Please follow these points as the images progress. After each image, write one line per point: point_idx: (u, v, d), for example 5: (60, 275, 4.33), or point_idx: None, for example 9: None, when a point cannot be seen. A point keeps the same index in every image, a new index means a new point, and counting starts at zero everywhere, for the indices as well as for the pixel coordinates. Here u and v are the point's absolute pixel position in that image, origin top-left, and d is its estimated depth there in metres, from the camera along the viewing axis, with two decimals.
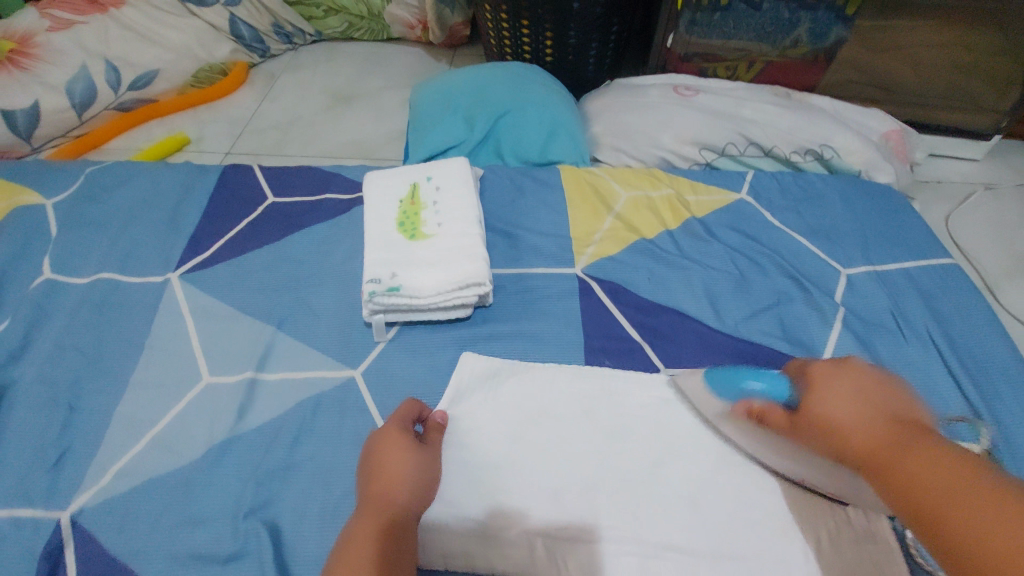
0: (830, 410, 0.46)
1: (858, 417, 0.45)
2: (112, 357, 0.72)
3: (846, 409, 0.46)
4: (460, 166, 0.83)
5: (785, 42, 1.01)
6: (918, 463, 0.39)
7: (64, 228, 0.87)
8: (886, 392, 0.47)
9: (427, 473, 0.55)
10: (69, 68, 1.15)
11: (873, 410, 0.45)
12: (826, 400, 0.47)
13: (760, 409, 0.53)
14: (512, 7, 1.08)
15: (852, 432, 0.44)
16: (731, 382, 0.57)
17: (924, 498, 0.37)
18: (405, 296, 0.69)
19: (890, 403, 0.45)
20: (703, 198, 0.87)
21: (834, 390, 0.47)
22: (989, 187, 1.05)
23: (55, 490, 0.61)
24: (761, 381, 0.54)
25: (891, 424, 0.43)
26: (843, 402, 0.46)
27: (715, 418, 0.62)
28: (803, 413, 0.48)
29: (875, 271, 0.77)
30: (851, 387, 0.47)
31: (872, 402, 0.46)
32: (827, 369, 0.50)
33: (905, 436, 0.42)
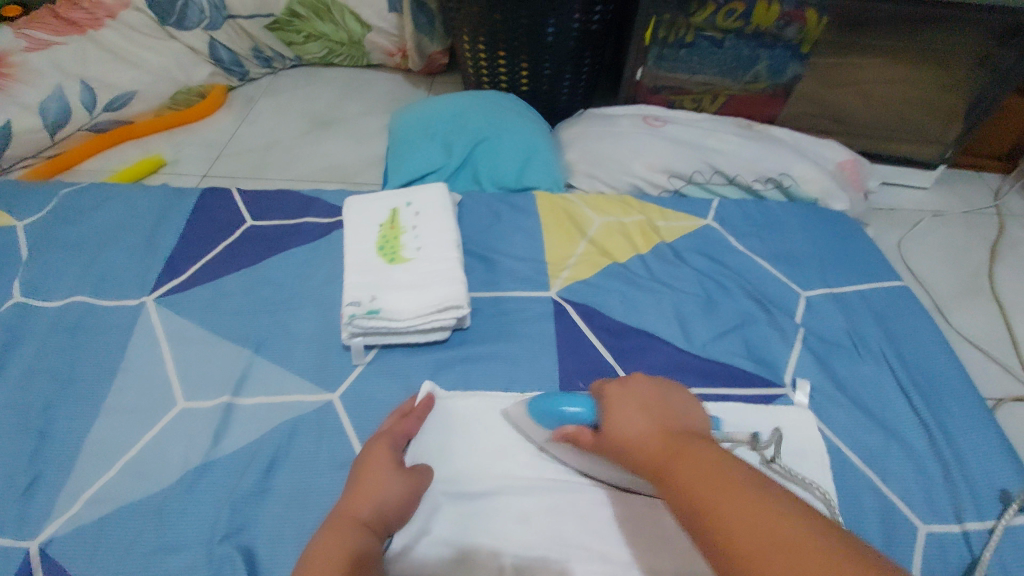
0: (619, 425, 0.47)
1: (644, 426, 0.45)
2: (86, 381, 0.71)
3: (631, 420, 0.46)
4: (438, 193, 0.86)
5: (746, 77, 1.08)
6: (693, 474, 0.39)
7: (35, 250, 0.86)
8: (666, 394, 0.49)
9: (405, 501, 0.55)
10: (44, 88, 1.15)
11: (658, 419, 0.46)
12: (617, 413, 0.48)
13: (573, 436, 0.53)
14: (489, 39, 1.12)
15: (636, 445, 0.44)
16: (542, 414, 0.58)
17: (698, 506, 0.37)
18: (383, 319, 0.71)
19: (670, 407, 0.47)
20: (672, 223, 0.90)
21: (622, 406, 0.48)
22: (936, 214, 1.12)
23: (22, 520, 0.60)
24: (572, 405, 0.54)
25: (668, 431, 0.44)
26: (632, 414, 0.47)
27: (544, 442, 0.63)
28: (603, 432, 0.49)
29: (832, 293, 0.81)
30: (636, 398, 0.48)
31: (653, 410, 0.46)
32: (617, 385, 0.51)
33: (681, 442, 0.42)
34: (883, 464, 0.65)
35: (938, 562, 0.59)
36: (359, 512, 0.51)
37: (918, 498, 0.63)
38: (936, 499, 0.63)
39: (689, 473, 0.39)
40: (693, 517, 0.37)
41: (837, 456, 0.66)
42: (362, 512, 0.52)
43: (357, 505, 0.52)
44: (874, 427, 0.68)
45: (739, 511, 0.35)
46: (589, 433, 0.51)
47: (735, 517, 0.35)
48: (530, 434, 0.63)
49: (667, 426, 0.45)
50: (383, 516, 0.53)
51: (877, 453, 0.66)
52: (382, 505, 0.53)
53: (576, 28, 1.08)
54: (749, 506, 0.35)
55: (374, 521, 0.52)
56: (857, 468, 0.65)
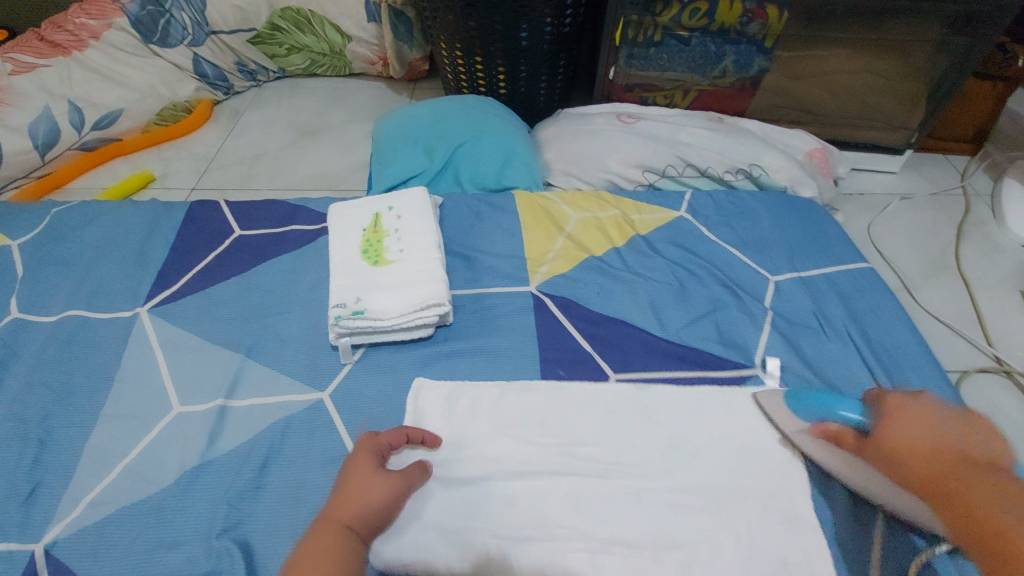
0: (896, 439, 0.53)
1: (928, 445, 0.51)
2: (84, 391, 0.74)
3: (920, 441, 0.51)
4: (418, 196, 0.89)
5: (715, 72, 1.11)
6: (984, 505, 0.45)
7: (29, 267, 0.88)
8: (961, 420, 0.52)
9: (390, 503, 0.57)
10: (31, 110, 1.17)
11: (940, 439, 0.51)
12: (893, 428, 0.54)
13: (836, 432, 0.60)
14: (465, 45, 1.16)
15: (916, 463, 0.51)
16: (802, 409, 0.64)
17: (990, 533, 0.43)
18: (368, 319, 0.74)
19: (966, 434, 0.51)
20: (646, 216, 0.94)
21: (904, 420, 0.54)
22: (905, 197, 1.16)
23: (26, 524, 0.63)
24: (840, 408, 0.60)
25: (963, 457, 0.49)
26: (911, 430, 0.53)
27: (793, 433, 0.66)
28: (872, 439, 0.55)
29: (799, 276, 0.85)
30: (925, 416, 0.53)
31: (939, 430, 0.51)
32: (906, 402, 0.55)
33: (966, 472, 0.48)
34: None
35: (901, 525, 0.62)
36: (344, 516, 0.54)
37: None
38: None
39: (981, 504, 0.45)
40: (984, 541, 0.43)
41: None
42: (348, 517, 0.54)
43: (344, 508, 0.54)
44: None
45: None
46: (854, 433, 0.58)
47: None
48: (784, 423, 0.67)
49: (961, 453, 0.49)
50: (369, 520, 0.55)
51: None
52: (367, 509, 0.55)
53: (548, 32, 1.11)
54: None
55: (359, 525, 0.54)
56: None
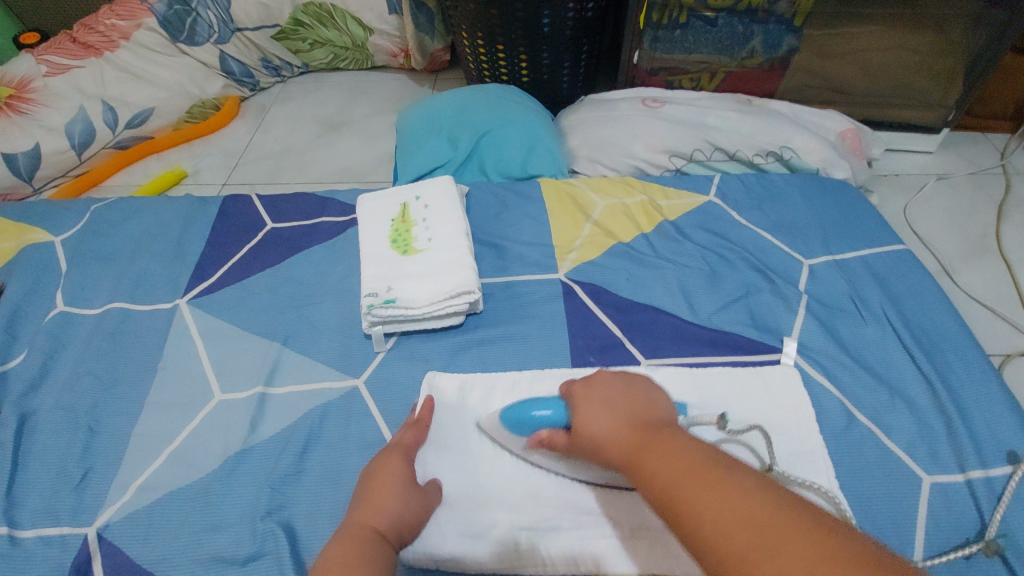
0: (589, 426, 0.51)
1: (612, 421, 0.50)
2: (130, 380, 0.76)
3: (603, 421, 0.50)
4: (446, 185, 0.89)
5: (742, 53, 1.09)
6: (664, 465, 0.42)
7: (73, 263, 0.91)
8: (635, 394, 0.53)
9: (416, 513, 0.57)
10: (68, 111, 1.21)
11: (624, 415, 0.50)
12: (584, 417, 0.52)
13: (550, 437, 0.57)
14: (487, 34, 1.15)
15: (611, 443, 0.48)
16: (518, 425, 0.62)
17: (670, 497, 0.40)
18: (400, 307, 0.75)
19: (635, 404, 0.51)
20: (674, 201, 0.93)
21: (589, 405, 0.53)
22: (941, 177, 1.12)
23: (79, 508, 0.65)
24: (545, 410, 0.58)
25: (633, 422, 0.49)
26: (597, 412, 0.51)
27: (523, 451, 0.64)
28: (576, 431, 0.53)
29: (834, 260, 0.83)
30: (600, 394, 0.53)
31: (618, 404, 0.51)
32: (583, 388, 0.55)
33: (646, 434, 0.46)
34: (888, 420, 0.67)
35: (944, 511, 0.61)
36: (376, 522, 0.53)
37: (923, 451, 0.65)
38: (942, 452, 0.65)
39: (659, 465, 0.42)
40: (670, 508, 0.40)
41: (844, 416, 0.68)
42: (379, 522, 0.53)
43: (373, 516, 0.53)
44: (879, 385, 0.70)
45: (722, 497, 0.38)
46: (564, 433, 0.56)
47: (706, 510, 0.38)
48: (510, 444, 0.65)
49: (635, 420, 0.49)
50: (398, 528, 0.54)
51: (883, 410, 0.68)
52: (393, 517, 0.54)
53: (571, 17, 1.10)
54: (703, 493, 0.39)
55: (389, 533, 0.53)
56: (863, 425, 0.67)
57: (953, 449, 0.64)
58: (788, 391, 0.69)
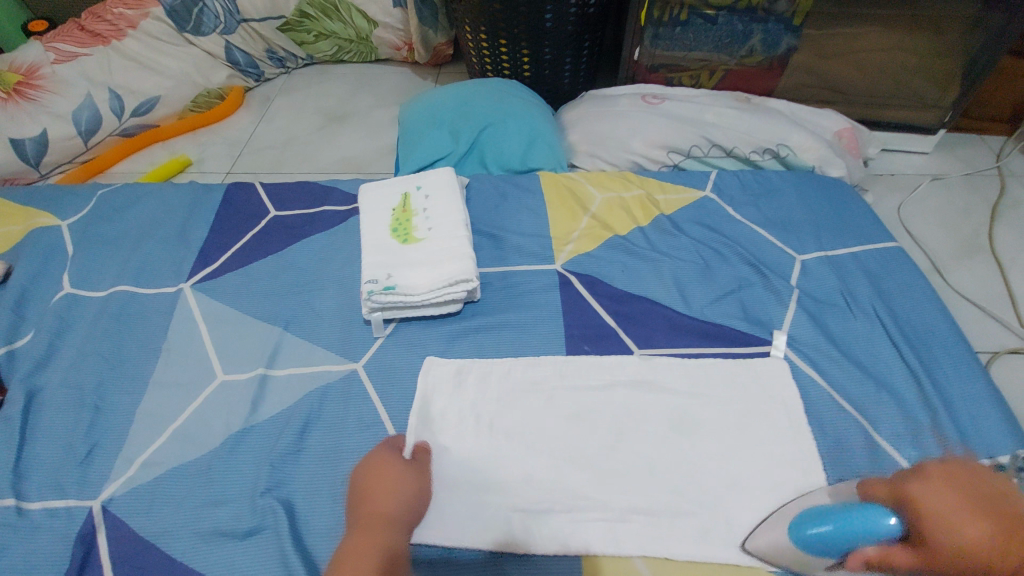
0: (973, 531, 0.45)
1: (992, 531, 0.45)
2: (134, 360, 0.78)
3: (994, 524, 0.45)
4: (446, 176, 0.91)
5: (742, 51, 1.10)
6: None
7: (79, 246, 0.93)
8: (973, 486, 0.49)
9: (416, 485, 0.59)
10: (75, 98, 1.22)
11: (999, 517, 0.45)
12: (951, 523, 0.46)
13: (881, 557, 0.48)
14: (490, 29, 1.16)
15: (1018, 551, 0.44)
16: (828, 540, 0.50)
17: None
18: (399, 294, 0.76)
19: (993, 499, 0.47)
20: (671, 196, 0.94)
21: (951, 514, 0.46)
22: (936, 177, 1.14)
23: (85, 483, 0.67)
24: (876, 527, 0.48)
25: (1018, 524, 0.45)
26: (970, 521, 0.46)
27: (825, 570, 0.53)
28: (933, 546, 0.46)
29: (827, 256, 0.85)
30: (949, 492, 0.48)
31: (980, 505, 0.46)
32: (922, 488, 0.49)
33: None
34: (873, 412, 0.69)
35: None
36: (387, 514, 0.55)
37: (906, 442, 0.66)
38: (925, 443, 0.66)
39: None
40: None
41: (831, 407, 0.69)
42: (385, 507, 0.56)
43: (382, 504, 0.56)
44: (866, 378, 0.72)
45: None
46: (907, 551, 0.47)
47: None
48: (803, 560, 0.53)
49: (1013, 520, 0.45)
50: (404, 505, 0.57)
51: (868, 402, 0.70)
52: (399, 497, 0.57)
53: (573, 13, 1.11)
54: None
55: (396, 513, 0.56)
56: (850, 416, 0.68)
57: (936, 441, 0.66)
58: (776, 381, 0.71)
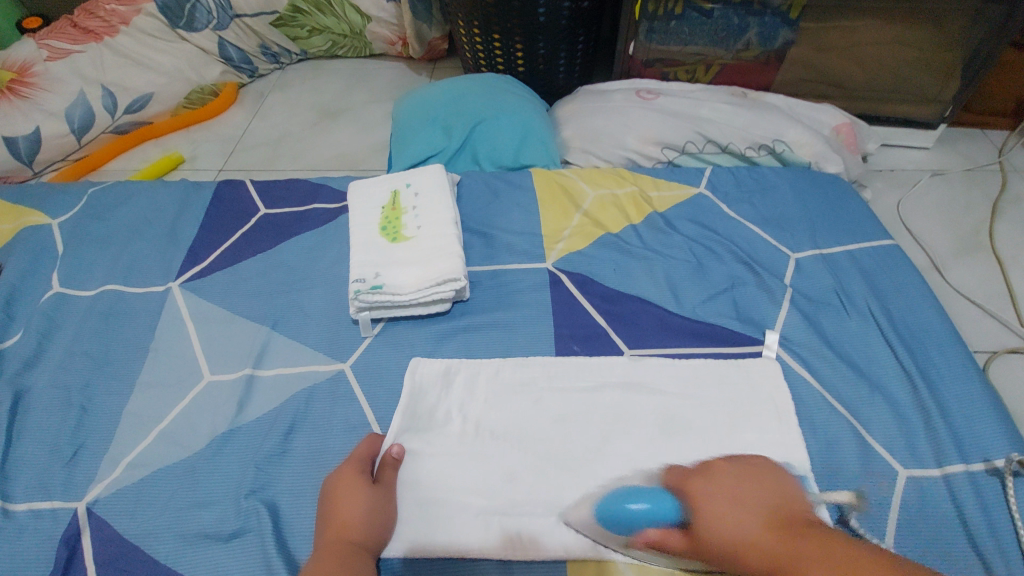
0: (717, 522, 0.50)
1: (737, 515, 0.50)
2: (121, 360, 0.78)
3: (739, 518, 0.49)
4: (436, 174, 0.90)
5: (738, 45, 1.09)
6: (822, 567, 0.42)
7: (69, 245, 0.93)
8: (754, 484, 0.54)
9: (386, 508, 0.59)
10: (68, 95, 1.22)
11: (749, 509, 0.50)
12: (708, 514, 0.51)
13: (658, 538, 0.55)
14: (483, 23, 1.15)
15: (748, 543, 0.47)
16: (620, 519, 0.57)
17: None
18: (387, 294, 0.75)
19: (761, 497, 0.51)
20: (665, 193, 0.93)
21: (711, 501, 0.52)
22: (937, 173, 1.12)
23: (71, 483, 0.67)
24: (653, 509, 0.56)
25: (763, 519, 0.49)
26: (722, 508, 0.51)
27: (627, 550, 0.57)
28: (692, 530, 0.52)
29: (821, 254, 0.83)
30: (725, 488, 0.53)
31: (741, 499, 0.51)
32: (703, 483, 0.55)
33: (782, 531, 0.47)
34: (865, 414, 0.68)
35: (916, 503, 0.61)
36: (351, 540, 0.55)
37: (900, 444, 0.65)
38: (918, 445, 0.65)
39: (810, 564, 0.42)
40: None
41: (823, 408, 0.68)
42: (354, 533, 0.56)
43: (344, 532, 0.56)
44: (859, 379, 0.71)
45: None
46: (678, 532, 0.54)
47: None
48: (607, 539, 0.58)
49: (763, 516, 0.49)
50: (374, 530, 0.57)
51: (860, 403, 0.69)
52: (361, 523, 0.57)
53: (567, 7, 1.10)
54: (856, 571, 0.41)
55: (366, 538, 0.56)
56: (842, 417, 0.68)
57: (930, 442, 0.65)
58: (766, 382, 0.70)
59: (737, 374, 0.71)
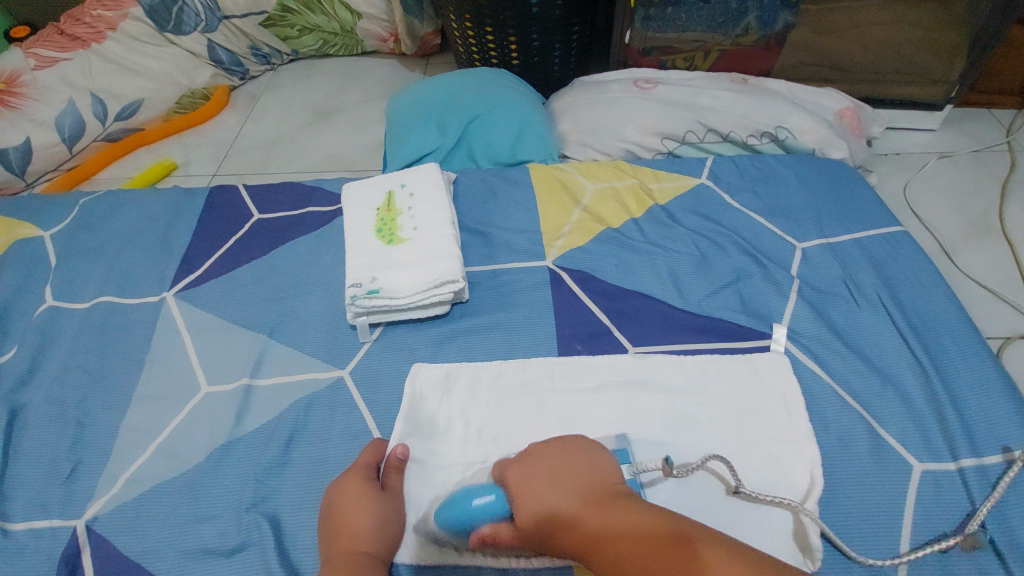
0: (537, 505, 0.51)
1: (554, 505, 0.50)
2: (118, 374, 0.76)
3: (557, 506, 0.50)
4: (431, 173, 0.88)
5: (736, 30, 1.06)
6: (634, 548, 0.45)
7: (62, 258, 0.91)
8: (568, 464, 0.53)
9: (395, 516, 0.58)
10: (57, 104, 1.20)
11: (564, 494, 0.50)
12: (532, 505, 0.51)
13: (490, 533, 0.53)
14: (475, 16, 1.13)
15: (570, 526, 0.48)
16: (460, 517, 0.55)
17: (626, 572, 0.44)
18: (384, 298, 0.74)
19: (574, 477, 0.52)
20: (665, 185, 0.91)
21: (533, 490, 0.52)
22: (944, 155, 1.09)
23: (69, 501, 0.66)
24: (484, 502, 0.54)
25: (576, 502, 0.49)
26: (542, 496, 0.51)
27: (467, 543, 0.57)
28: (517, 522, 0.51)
29: (828, 243, 0.81)
30: (545, 475, 0.52)
31: (558, 483, 0.51)
32: (520, 470, 0.54)
33: (588, 515, 0.48)
34: (879, 407, 0.66)
35: (934, 498, 0.60)
36: (359, 550, 0.55)
37: (915, 437, 0.64)
38: (934, 437, 0.63)
39: (619, 547, 0.45)
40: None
41: (835, 402, 0.67)
42: (362, 544, 0.55)
43: (354, 543, 0.55)
44: (871, 372, 0.69)
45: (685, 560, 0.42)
46: (505, 525, 0.53)
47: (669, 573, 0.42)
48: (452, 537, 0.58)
49: (576, 499, 0.50)
50: (383, 540, 0.56)
51: (873, 396, 0.67)
52: (370, 532, 0.56)
53: None
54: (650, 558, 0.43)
55: (374, 548, 0.55)
56: (854, 411, 0.66)
57: (946, 434, 0.63)
58: (774, 377, 0.68)
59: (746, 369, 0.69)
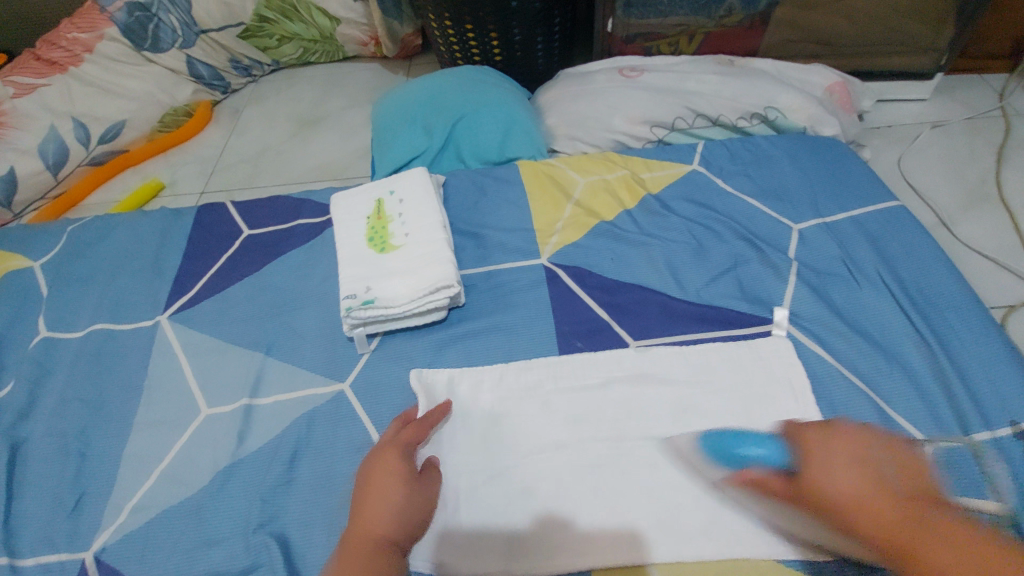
0: (825, 478, 0.43)
1: (853, 483, 0.41)
2: (116, 402, 0.76)
3: (849, 483, 0.41)
4: (419, 177, 0.87)
5: (720, 11, 1.04)
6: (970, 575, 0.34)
7: (53, 287, 0.90)
8: (892, 449, 0.43)
9: (417, 509, 0.53)
10: (38, 132, 1.18)
11: (872, 479, 0.41)
12: (819, 479, 0.43)
13: (760, 477, 0.50)
14: (454, 14, 1.11)
15: (861, 510, 0.40)
16: (730, 453, 0.54)
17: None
18: (380, 308, 0.73)
19: (895, 472, 0.41)
20: (657, 173, 0.90)
21: (828, 462, 0.43)
22: (937, 124, 1.08)
23: (75, 533, 0.65)
24: (758, 449, 0.51)
25: (887, 492, 0.40)
26: (842, 471, 0.42)
27: (717, 482, 0.57)
28: (796, 480, 0.46)
29: (825, 223, 0.80)
30: (847, 455, 0.43)
31: (870, 465, 0.42)
32: (818, 437, 0.46)
33: (912, 512, 0.38)
34: (886, 387, 0.65)
35: None
36: (378, 533, 0.49)
37: (924, 416, 0.63)
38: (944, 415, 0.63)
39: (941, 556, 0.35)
40: None
41: (841, 384, 0.66)
42: (383, 527, 0.50)
43: (373, 524, 0.50)
44: (875, 352, 0.68)
45: None
46: (779, 476, 0.49)
47: None
48: (700, 473, 0.59)
49: (890, 489, 0.40)
50: (404, 529, 0.51)
51: (879, 376, 0.66)
52: (393, 517, 0.51)
53: None
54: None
55: (397, 536, 0.50)
56: (861, 393, 0.65)
57: (955, 410, 0.62)
58: (777, 363, 0.67)
59: (748, 356, 0.68)
